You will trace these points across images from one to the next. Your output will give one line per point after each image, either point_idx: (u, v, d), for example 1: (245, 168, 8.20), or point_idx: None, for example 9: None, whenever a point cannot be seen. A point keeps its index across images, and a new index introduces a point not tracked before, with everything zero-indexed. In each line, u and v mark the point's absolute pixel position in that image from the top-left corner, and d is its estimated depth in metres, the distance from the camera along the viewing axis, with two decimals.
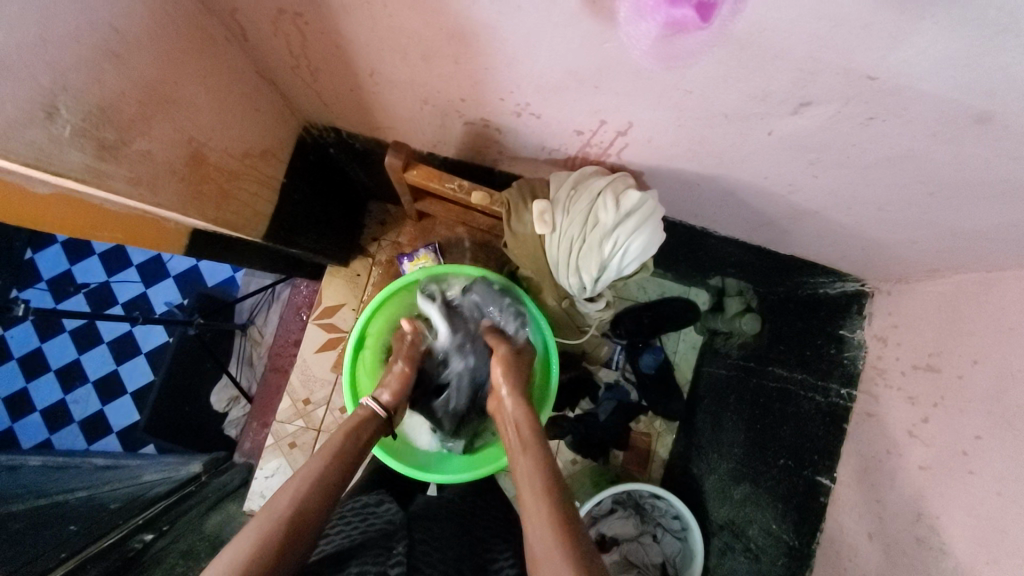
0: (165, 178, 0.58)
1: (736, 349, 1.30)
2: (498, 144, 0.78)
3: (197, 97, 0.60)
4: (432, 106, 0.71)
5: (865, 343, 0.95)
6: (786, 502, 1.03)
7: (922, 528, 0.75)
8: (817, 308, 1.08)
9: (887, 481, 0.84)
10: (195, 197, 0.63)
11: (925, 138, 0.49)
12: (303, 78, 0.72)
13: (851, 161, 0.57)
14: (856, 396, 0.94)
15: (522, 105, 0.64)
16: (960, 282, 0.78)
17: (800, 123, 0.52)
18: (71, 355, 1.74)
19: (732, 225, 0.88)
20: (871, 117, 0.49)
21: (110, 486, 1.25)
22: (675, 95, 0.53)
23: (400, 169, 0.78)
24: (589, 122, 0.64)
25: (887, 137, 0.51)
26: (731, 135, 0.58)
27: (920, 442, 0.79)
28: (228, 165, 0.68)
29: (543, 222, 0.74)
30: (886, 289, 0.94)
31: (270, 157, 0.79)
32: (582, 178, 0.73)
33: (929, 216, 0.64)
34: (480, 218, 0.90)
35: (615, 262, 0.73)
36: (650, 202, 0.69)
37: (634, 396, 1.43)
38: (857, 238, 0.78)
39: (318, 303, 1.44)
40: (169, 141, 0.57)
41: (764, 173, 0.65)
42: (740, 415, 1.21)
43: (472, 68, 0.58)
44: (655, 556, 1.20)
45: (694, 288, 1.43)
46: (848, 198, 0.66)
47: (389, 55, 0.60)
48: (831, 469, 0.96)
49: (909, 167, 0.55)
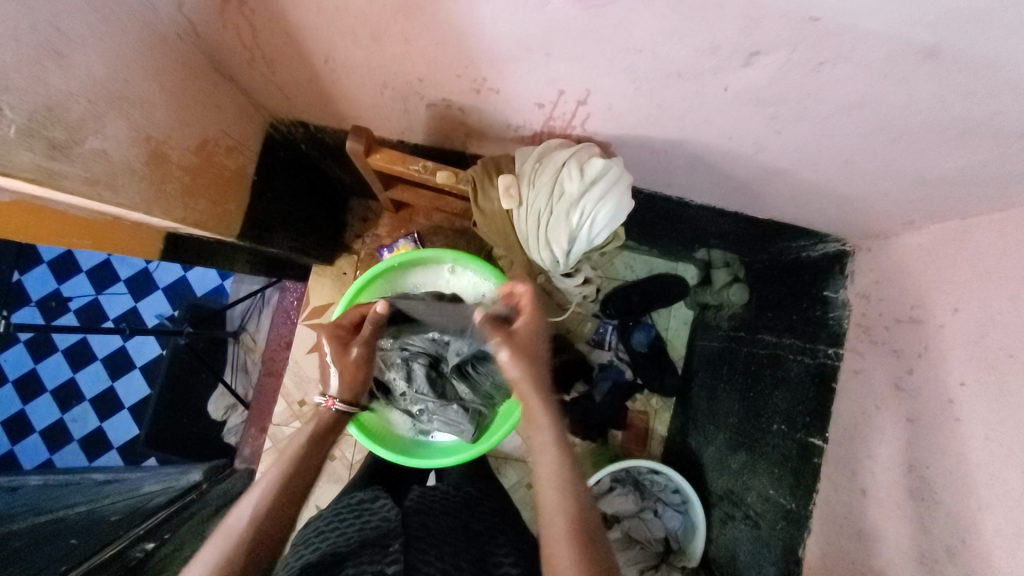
0: (123, 176, 0.57)
1: (726, 321, 1.31)
2: (464, 125, 0.78)
3: (151, 93, 0.59)
4: (392, 89, 0.71)
5: (849, 301, 0.95)
6: (781, 466, 1.03)
7: (912, 480, 0.75)
8: (801, 271, 1.09)
9: (876, 436, 0.83)
10: (159, 197, 0.63)
11: (878, 80, 0.49)
12: (260, 70, 0.72)
13: (811, 112, 0.57)
14: (843, 355, 0.94)
15: (480, 81, 0.63)
16: (936, 232, 0.78)
17: (752, 75, 0.52)
18: (65, 374, 1.74)
19: (706, 191, 0.87)
20: (823, 62, 0.48)
21: (109, 499, 1.25)
22: (626, 55, 0.52)
23: (363, 154, 0.77)
24: (549, 93, 0.63)
25: (840, 82, 0.51)
26: (689, 95, 0.58)
27: (907, 395, 0.79)
28: (191, 163, 0.68)
29: (509, 197, 0.74)
30: (866, 246, 0.93)
31: (236, 153, 0.79)
32: (547, 151, 0.73)
33: (895, 164, 0.64)
34: (453, 202, 0.90)
35: (584, 233, 0.73)
36: (615, 168, 0.69)
37: (629, 374, 1.43)
38: (829, 194, 0.77)
39: (306, 304, 1.42)
40: (125, 139, 0.57)
41: (727, 133, 0.65)
42: (734, 386, 1.22)
43: (424, 45, 0.58)
44: (657, 530, 1.21)
45: (681, 263, 1.43)
46: (814, 152, 0.66)
47: (341, 39, 0.60)
48: (822, 429, 0.95)
49: (869, 113, 0.55)
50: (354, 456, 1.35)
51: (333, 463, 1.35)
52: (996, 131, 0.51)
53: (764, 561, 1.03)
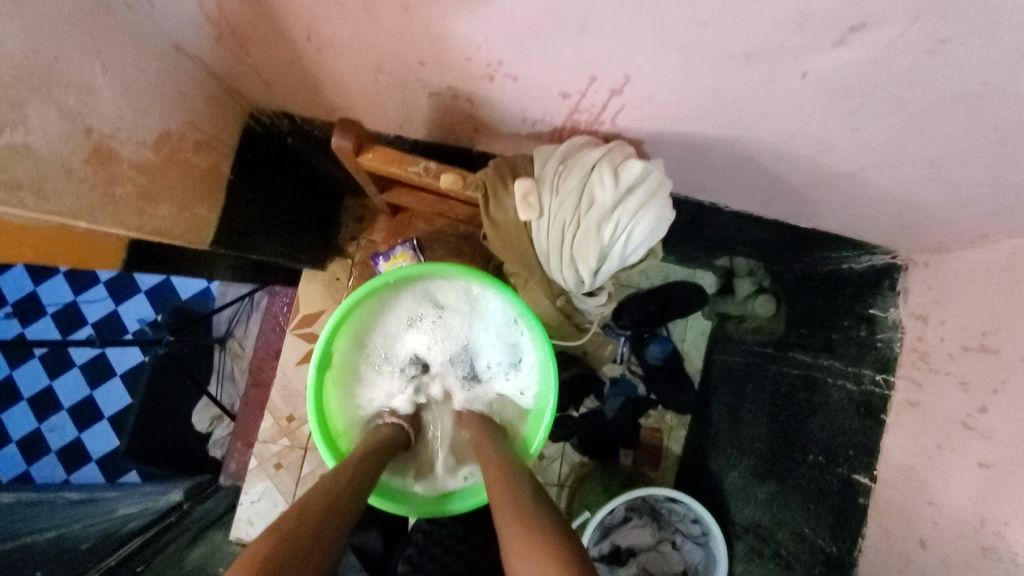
0: (55, 178, 0.47)
1: (750, 334, 1.21)
2: (472, 118, 0.67)
3: (91, 75, 0.49)
4: (388, 75, 0.60)
5: (902, 322, 0.85)
6: (818, 502, 0.93)
7: (987, 536, 0.65)
8: (841, 285, 0.98)
9: (940, 480, 0.73)
10: (107, 202, 0.52)
11: (1007, 65, 0.38)
12: (232, 50, 0.61)
13: (904, 105, 0.46)
14: (894, 383, 0.84)
15: (493, 64, 0.53)
16: (1017, 248, 0.67)
17: (840, 58, 0.41)
18: (42, 382, 1.63)
19: (746, 197, 0.77)
20: (943, 40, 0.37)
21: (79, 525, 1.15)
22: (681, 31, 0.42)
23: (352, 152, 0.66)
24: (577, 80, 0.53)
25: (954, 67, 0.40)
26: (752, 83, 0.47)
27: (979, 435, 0.69)
28: (149, 161, 0.58)
29: (527, 205, 0.63)
30: (924, 261, 0.83)
31: (208, 148, 0.68)
32: (572, 151, 0.63)
33: (991, 170, 0.53)
34: (459, 207, 0.79)
35: (616, 249, 0.62)
36: (655, 173, 0.59)
37: (643, 390, 1.33)
38: (896, 202, 0.67)
39: (296, 311, 1.32)
40: (56, 131, 0.46)
41: (790, 131, 0.54)
42: (760, 407, 1.11)
43: (426, 18, 0.47)
44: (676, 565, 1.10)
45: (699, 270, 1.33)
46: (892, 155, 0.55)
47: (324, 10, 0.49)
48: (869, 466, 0.85)
49: (979, 107, 0.44)
50: None
51: None
52: None
53: None
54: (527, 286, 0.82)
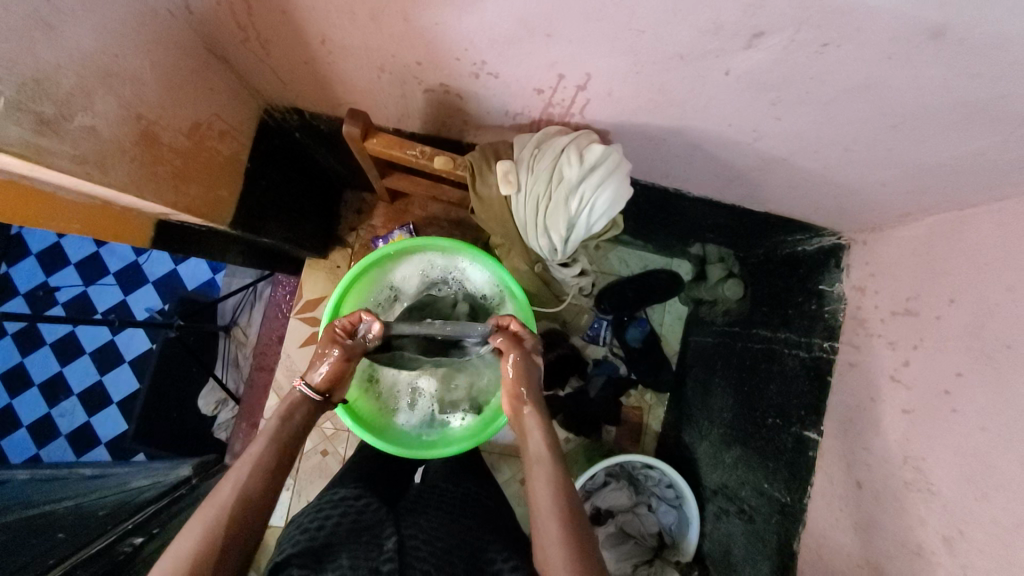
0: (113, 156, 0.56)
1: (721, 317, 1.31)
2: (461, 112, 0.77)
3: (142, 71, 0.58)
4: (389, 73, 0.70)
5: (844, 294, 0.95)
6: (775, 458, 1.03)
7: (908, 471, 0.75)
8: (796, 265, 1.09)
9: (872, 428, 0.83)
10: (151, 179, 0.62)
11: (881, 62, 0.49)
12: (254, 52, 0.71)
13: (813, 97, 0.56)
14: (838, 348, 0.94)
15: (479, 64, 0.63)
16: (933, 224, 0.78)
17: (755, 57, 0.52)
18: (53, 369, 1.71)
19: (703, 182, 0.87)
20: (827, 43, 0.48)
21: (97, 494, 1.23)
22: (628, 36, 0.52)
23: (360, 138, 0.75)
24: (548, 77, 0.63)
25: (842, 64, 0.50)
26: (690, 79, 0.57)
27: (903, 386, 0.79)
28: (183, 146, 0.67)
29: (507, 182, 0.73)
30: (862, 239, 0.93)
31: (229, 137, 0.78)
32: (546, 137, 0.73)
33: (894, 152, 0.64)
34: (449, 190, 0.89)
35: (583, 220, 0.73)
36: (615, 155, 0.69)
37: (624, 370, 1.42)
38: (828, 184, 0.77)
39: (299, 297, 1.41)
40: (116, 117, 0.55)
41: (727, 120, 0.64)
42: (728, 380, 1.22)
43: (423, 25, 0.57)
44: (651, 526, 1.21)
45: (676, 259, 1.43)
46: (814, 140, 0.65)
47: (338, 18, 0.59)
48: (818, 422, 0.95)
49: (870, 97, 0.54)
50: (347, 451, 1.34)
51: (325, 458, 1.34)
52: (996, 116, 0.51)
53: (758, 555, 1.03)
54: (508, 254, 0.93)
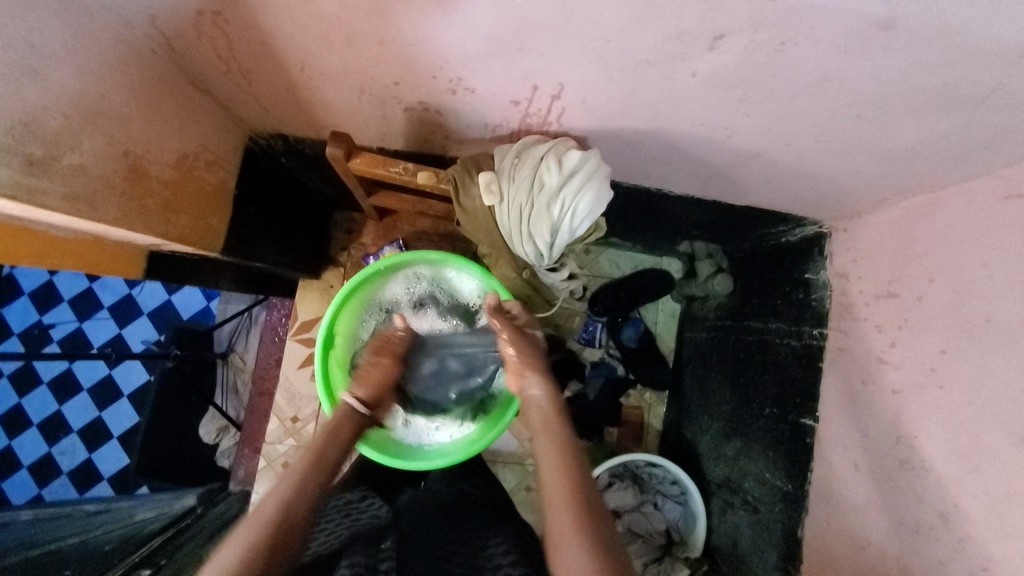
0: (103, 191, 0.57)
1: (713, 311, 1.32)
2: (442, 127, 0.79)
3: (127, 108, 0.59)
4: (369, 95, 0.71)
5: (830, 281, 0.97)
6: (775, 448, 1.04)
7: (902, 450, 0.77)
8: (781, 256, 1.11)
9: (865, 411, 0.85)
10: (141, 212, 0.63)
11: (839, 56, 0.51)
12: (236, 82, 0.72)
13: (778, 93, 0.58)
14: (827, 334, 0.96)
15: (455, 81, 0.64)
16: (908, 207, 0.80)
17: (718, 59, 0.54)
18: (51, 407, 1.70)
19: (684, 181, 0.89)
20: (784, 42, 0.50)
21: (101, 530, 1.23)
22: (596, 47, 0.54)
23: (344, 159, 0.77)
24: (523, 89, 0.65)
25: (802, 60, 0.52)
26: (659, 83, 0.59)
27: (891, 366, 0.81)
28: (171, 178, 0.68)
29: (490, 193, 0.74)
30: (842, 226, 0.95)
31: (216, 166, 0.79)
32: (525, 147, 0.75)
33: (862, 140, 0.66)
34: (435, 204, 0.91)
35: (566, 225, 0.74)
36: (592, 160, 0.71)
37: (621, 371, 1.44)
38: (803, 175, 0.79)
39: (295, 318, 1.41)
40: (104, 153, 0.57)
41: (700, 119, 0.66)
42: (723, 373, 1.23)
43: (398, 47, 0.59)
44: (659, 523, 1.22)
45: (666, 258, 1.45)
46: (783, 133, 0.67)
47: (315, 44, 0.61)
48: (813, 410, 0.97)
49: (833, 90, 0.57)
50: None
51: None
52: (954, 99, 0.54)
53: (764, 545, 1.04)
54: (497, 263, 0.94)
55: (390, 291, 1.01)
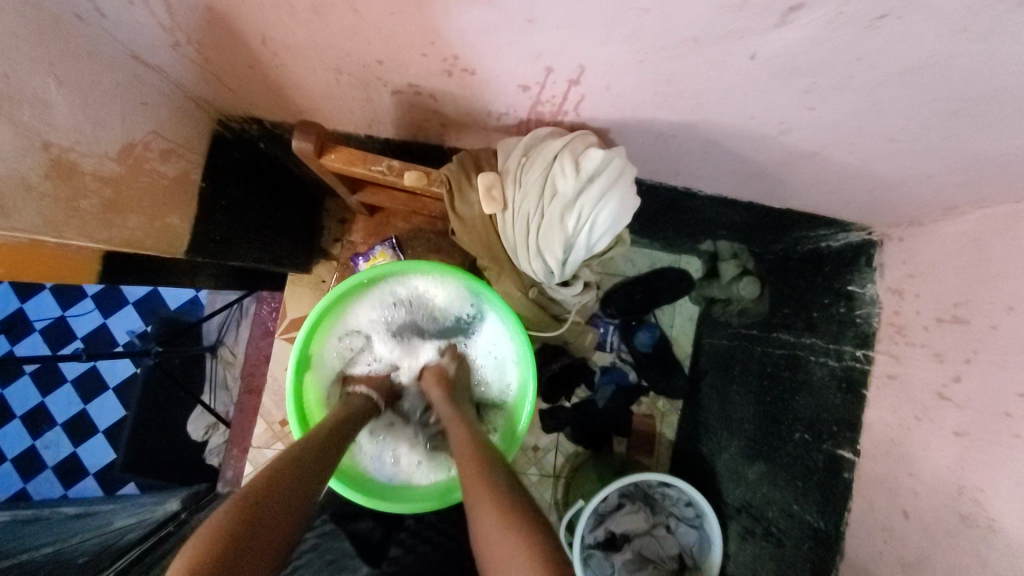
0: (15, 195, 0.47)
1: (736, 317, 1.20)
2: (437, 114, 0.67)
3: (45, 88, 0.49)
4: (348, 75, 0.60)
5: (879, 296, 0.85)
6: (805, 479, 0.94)
7: (966, 503, 0.66)
8: (819, 264, 0.99)
9: (919, 450, 0.74)
10: (72, 216, 0.53)
11: (949, 37, 0.39)
12: (190, 57, 0.61)
13: (856, 81, 0.46)
14: (874, 357, 0.84)
15: (450, 60, 0.53)
16: (984, 219, 0.68)
17: (787, 37, 0.42)
18: (35, 399, 1.63)
19: (718, 180, 0.77)
20: (881, 15, 0.38)
21: (77, 538, 1.15)
22: (629, 18, 0.42)
23: (315, 154, 0.66)
24: (534, 72, 0.53)
25: (898, 40, 0.40)
26: (705, 66, 0.47)
27: (954, 404, 0.69)
28: (111, 173, 0.57)
29: (491, 200, 0.63)
30: (897, 235, 0.83)
31: (175, 156, 0.68)
32: (535, 143, 0.63)
33: (949, 142, 0.54)
34: (430, 203, 0.79)
35: (582, 239, 0.63)
36: (616, 161, 0.59)
37: (634, 377, 1.33)
38: (863, 178, 0.67)
39: (283, 316, 1.31)
40: (14, 148, 0.46)
41: (750, 112, 0.54)
42: (747, 388, 1.12)
43: (377, 16, 0.47)
44: (671, 548, 1.11)
45: (685, 255, 1.33)
46: (851, 131, 0.55)
47: (275, 11, 0.49)
48: (853, 441, 0.86)
49: (927, 78, 0.44)
50: None
51: None
52: None
53: None
54: (499, 277, 0.82)
55: (355, 318, 0.90)
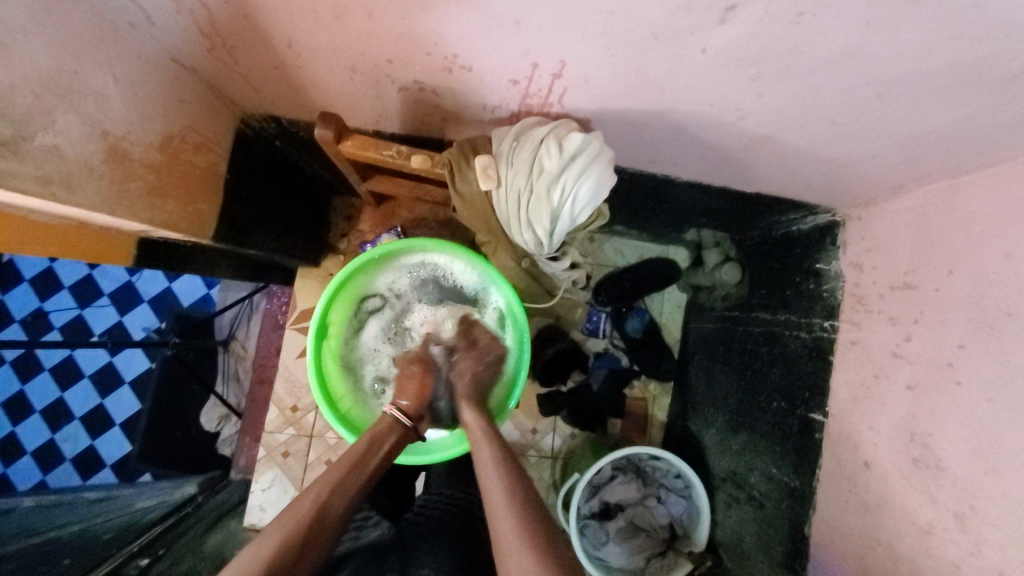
0: (80, 175, 0.55)
1: (720, 302, 1.28)
2: (439, 108, 0.75)
3: (104, 85, 0.57)
4: (361, 73, 0.68)
5: (842, 271, 0.93)
6: (782, 444, 1.01)
7: (917, 449, 0.74)
8: (791, 246, 1.08)
9: (878, 406, 0.81)
10: (123, 196, 0.61)
11: (860, 29, 0.47)
12: (222, 60, 0.69)
13: (793, 70, 0.55)
14: (839, 326, 0.92)
15: (450, 58, 0.61)
16: (927, 195, 0.76)
17: (731, 32, 0.50)
18: (53, 394, 1.70)
19: (692, 165, 0.85)
20: (802, 12, 0.46)
21: (102, 518, 1.22)
22: (599, 18, 0.50)
23: (333, 141, 0.74)
24: (523, 68, 0.61)
25: (822, 32, 0.49)
26: (667, 60, 0.56)
27: (906, 361, 0.77)
28: (154, 161, 0.65)
29: (487, 178, 0.72)
30: (857, 214, 0.92)
31: (205, 149, 0.77)
32: (524, 129, 0.72)
33: (882, 123, 0.62)
34: (433, 190, 0.88)
35: (566, 211, 0.72)
36: (594, 143, 0.67)
37: (626, 361, 1.40)
38: (817, 159, 0.75)
39: (292, 308, 1.38)
40: (81, 135, 0.54)
41: (710, 99, 0.63)
42: (729, 365, 1.20)
43: (388, 20, 0.56)
44: (661, 518, 1.19)
45: (672, 246, 1.41)
46: (798, 115, 0.64)
47: (300, 18, 0.58)
48: (823, 404, 0.93)
49: (852, 65, 0.53)
50: None
51: None
52: (985, 78, 0.50)
53: (769, 543, 1.02)
54: (495, 250, 0.91)
55: (370, 289, 0.99)
